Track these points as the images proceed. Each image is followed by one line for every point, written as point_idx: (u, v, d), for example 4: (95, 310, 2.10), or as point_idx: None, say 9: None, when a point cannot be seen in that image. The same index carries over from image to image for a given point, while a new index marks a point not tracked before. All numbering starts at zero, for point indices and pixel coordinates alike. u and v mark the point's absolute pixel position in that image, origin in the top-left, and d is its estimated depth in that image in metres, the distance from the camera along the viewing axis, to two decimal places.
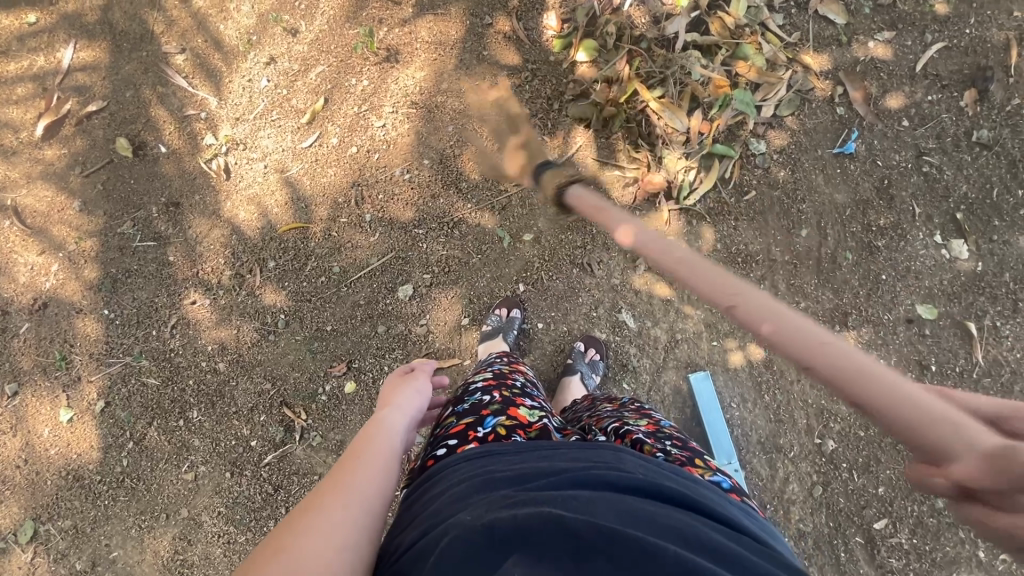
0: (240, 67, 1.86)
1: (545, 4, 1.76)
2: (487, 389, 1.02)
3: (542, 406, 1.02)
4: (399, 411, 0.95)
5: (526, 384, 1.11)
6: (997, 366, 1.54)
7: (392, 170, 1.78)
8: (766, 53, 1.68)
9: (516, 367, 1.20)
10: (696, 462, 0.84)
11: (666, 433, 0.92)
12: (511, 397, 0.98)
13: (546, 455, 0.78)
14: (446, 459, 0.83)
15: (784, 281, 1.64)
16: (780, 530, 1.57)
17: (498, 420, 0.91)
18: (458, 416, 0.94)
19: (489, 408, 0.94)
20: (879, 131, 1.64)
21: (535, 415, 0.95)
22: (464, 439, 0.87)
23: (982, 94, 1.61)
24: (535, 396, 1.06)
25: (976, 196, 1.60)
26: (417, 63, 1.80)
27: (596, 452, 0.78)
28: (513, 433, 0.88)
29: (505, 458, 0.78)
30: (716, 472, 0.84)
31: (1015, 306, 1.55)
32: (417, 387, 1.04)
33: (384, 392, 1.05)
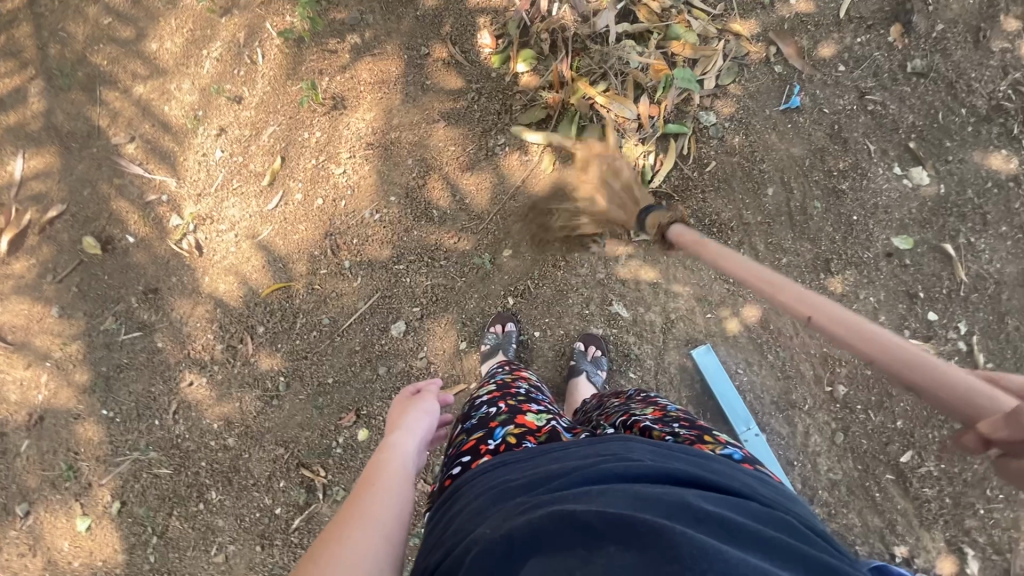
0: (192, 144, 1.87)
1: (476, 24, 1.80)
2: (492, 401, 1.03)
3: (549, 409, 1.03)
4: (408, 432, 0.95)
5: (530, 389, 1.12)
6: (981, 280, 1.58)
7: (361, 213, 1.79)
8: (696, 28, 1.72)
9: (519, 375, 1.21)
10: (705, 439, 0.85)
11: (673, 416, 0.92)
12: (516, 405, 0.99)
13: (559, 455, 0.79)
14: (462, 476, 0.84)
15: (762, 242, 1.67)
16: (811, 483, 1.59)
17: (506, 429, 0.91)
18: (468, 432, 0.95)
19: (496, 419, 0.95)
20: (819, 80, 1.69)
21: (543, 419, 0.96)
22: (477, 454, 0.88)
23: (906, 27, 1.67)
24: (540, 400, 1.07)
25: (923, 123, 1.65)
26: (365, 105, 1.82)
27: (605, 445, 0.79)
28: (523, 440, 0.88)
29: (518, 464, 0.79)
30: (728, 446, 0.84)
31: (985, 219, 1.60)
32: (425, 409, 1.03)
33: (392, 413, 1.05)
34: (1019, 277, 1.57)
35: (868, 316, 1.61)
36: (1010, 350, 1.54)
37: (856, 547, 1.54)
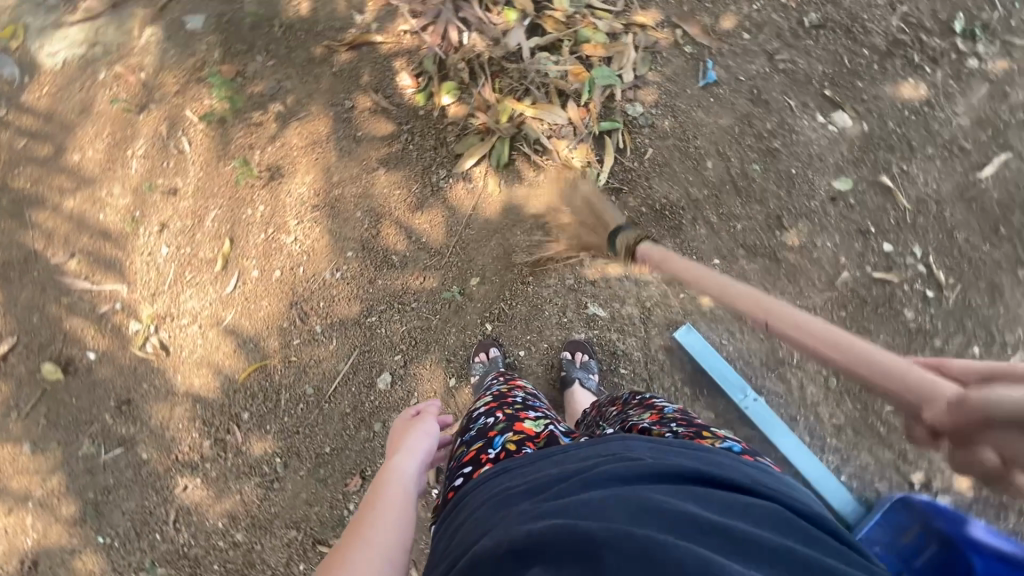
0: (136, 245, 1.83)
1: (393, 67, 1.81)
2: (489, 411, 1.04)
3: (546, 414, 1.06)
4: (409, 453, 0.97)
5: (526, 397, 1.13)
6: (921, 203, 1.65)
7: (321, 275, 1.77)
8: (603, 28, 1.78)
9: (514, 384, 1.21)
10: (703, 435, 0.86)
11: (670, 416, 0.93)
12: (513, 414, 1.01)
13: (558, 458, 0.79)
14: (465, 486, 0.85)
15: (714, 213, 1.71)
16: (819, 433, 1.61)
17: (505, 437, 0.94)
18: (467, 444, 0.96)
19: (495, 429, 0.97)
20: (729, 52, 1.76)
21: (541, 424, 0.99)
22: (478, 464, 0.90)
23: None
24: (537, 408, 1.08)
25: (833, 70, 1.73)
26: (302, 169, 1.82)
27: (604, 445, 0.79)
28: (523, 446, 0.91)
29: (519, 472, 0.79)
30: (726, 439, 0.86)
31: (911, 146, 1.68)
32: (425, 431, 1.05)
33: (396, 434, 1.08)
34: (954, 192, 1.65)
35: (830, 261, 1.66)
36: (965, 262, 1.62)
37: (876, 484, 1.58)
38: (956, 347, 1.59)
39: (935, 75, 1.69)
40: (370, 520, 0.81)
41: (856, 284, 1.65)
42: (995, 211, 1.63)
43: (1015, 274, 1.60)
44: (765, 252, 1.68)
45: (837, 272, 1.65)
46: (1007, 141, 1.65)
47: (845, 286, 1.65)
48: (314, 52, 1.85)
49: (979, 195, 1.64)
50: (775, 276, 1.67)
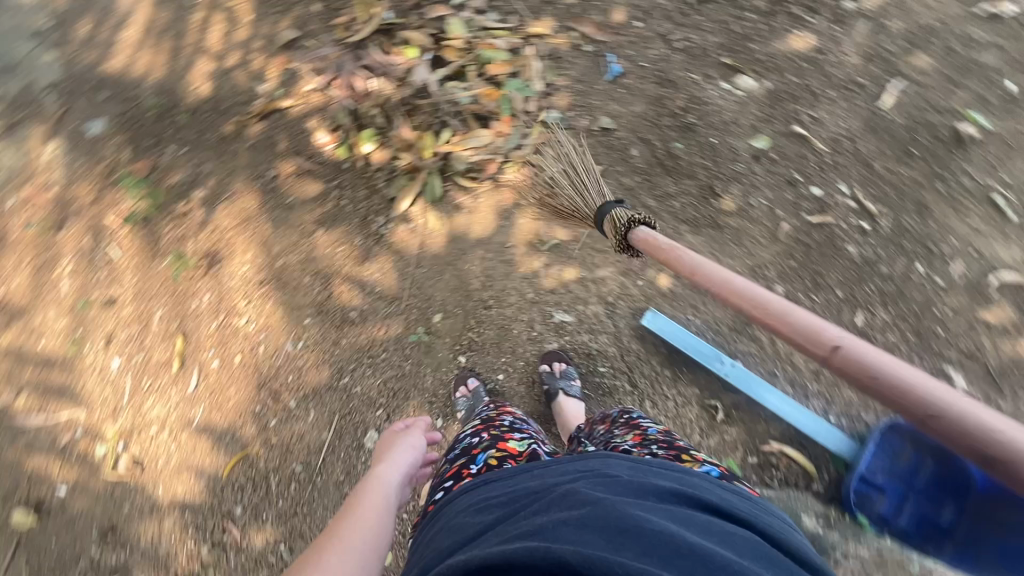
0: (84, 366, 1.75)
1: (308, 128, 1.81)
2: (476, 431, 1.07)
3: (532, 434, 1.08)
4: (393, 464, 1.12)
5: (515, 420, 1.14)
6: (835, 144, 1.74)
7: (284, 349, 1.74)
8: (502, 46, 1.81)
9: (503, 411, 1.19)
10: (682, 458, 0.92)
11: (652, 439, 0.99)
12: (499, 434, 1.04)
13: (539, 472, 0.82)
14: (444, 497, 0.89)
15: (650, 197, 1.76)
16: (799, 381, 1.66)
17: (487, 454, 0.97)
18: (451, 461, 1.00)
19: (479, 447, 1.00)
20: (627, 43, 1.82)
21: (525, 444, 1.02)
22: (459, 478, 0.93)
23: None
24: (526, 429, 1.10)
25: (726, 38, 1.80)
26: (239, 248, 1.78)
27: (584, 462, 0.82)
28: (504, 462, 0.94)
29: (500, 486, 0.82)
30: (704, 464, 0.91)
31: (813, 93, 1.76)
32: (411, 443, 1.20)
33: (383, 445, 1.22)
34: (863, 126, 1.74)
35: (768, 216, 1.72)
36: (888, 189, 1.71)
37: (864, 416, 1.63)
38: (901, 268, 1.67)
39: (818, 23, 1.79)
40: (356, 508, 0.97)
41: (797, 232, 1.71)
42: (903, 135, 1.72)
43: (936, 188, 1.69)
44: (706, 222, 1.74)
45: (777, 225, 1.72)
46: (898, 69, 1.75)
47: (787, 237, 1.72)
48: (225, 130, 1.82)
49: (885, 124, 1.73)
50: (721, 242, 1.73)
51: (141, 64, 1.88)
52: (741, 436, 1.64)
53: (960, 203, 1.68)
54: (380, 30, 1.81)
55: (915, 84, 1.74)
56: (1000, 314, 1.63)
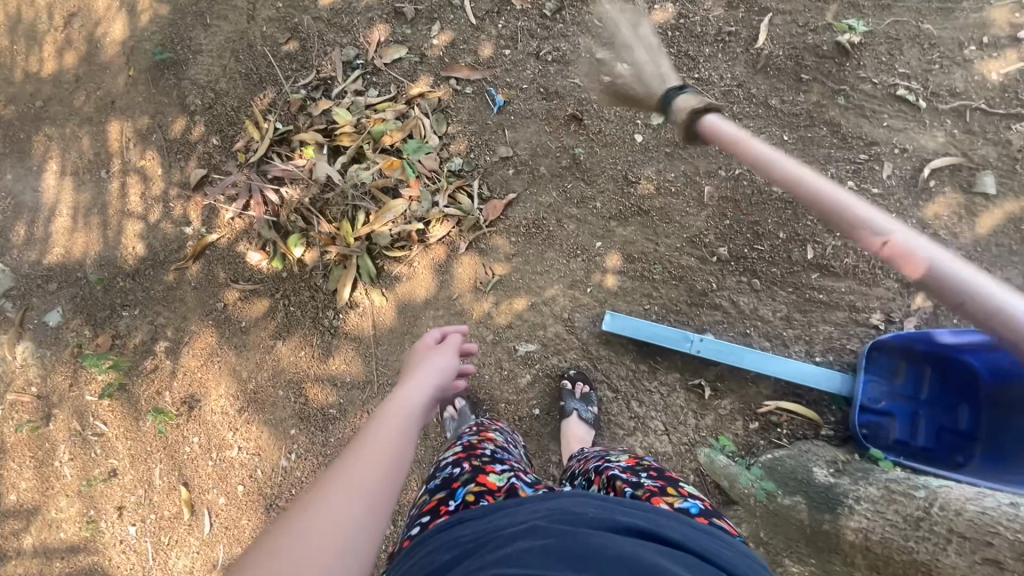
0: (105, 541, 1.81)
1: (240, 252, 1.88)
2: (456, 462, 1.07)
3: (513, 467, 1.08)
4: (422, 379, 1.01)
5: (496, 449, 1.16)
6: (729, 94, 1.74)
7: (279, 465, 1.77)
8: (389, 116, 1.87)
9: (486, 435, 1.24)
10: (667, 491, 0.95)
11: (644, 466, 1.05)
12: (479, 466, 1.04)
13: (509, 512, 0.80)
14: (416, 538, 0.86)
15: (573, 206, 1.77)
16: (775, 333, 1.62)
17: (466, 488, 0.96)
18: (431, 493, 0.99)
19: (459, 480, 0.99)
20: (502, 72, 1.87)
21: (504, 477, 1.00)
22: (435, 514, 0.91)
23: None
24: (506, 460, 1.11)
25: (592, 35, 1.84)
26: (211, 384, 1.84)
27: (556, 501, 0.80)
28: (480, 498, 0.92)
29: (471, 526, 0.79)
30: (687, 498, 0.94)
31: (691, 56, 1.78)
32: (440, 362, 1.07)
33: (414, 361, 1.12)
34: (749, 70, 1.74)
35: (689, 186, 1.73)
36: (793, 119, 1.70)
37: (850, 346, 1.58)
38: None
39: None
40: (371, 431, 0.81)
41: (722, 191, 1.71)
42: (789, 65, 1.72)
43: (840, 104, 1.68)
44: (632, 212, 1.74)
45: (700, 190, 1.72)
46: (762, 6, 1.77)
47: (714, 198, 1.71)
48: (168, 279, 1.91)
49: (768, 61, 1.73)
50: (653, 225, 1.72)
51: (77, 247, 1.99)
52: (736, 406, 1.59)
53: (869, 109, 1.66)
54: (275, 142, 1.91)
55: (783, 14, 1.75)
56: (946, 202, 1.59)
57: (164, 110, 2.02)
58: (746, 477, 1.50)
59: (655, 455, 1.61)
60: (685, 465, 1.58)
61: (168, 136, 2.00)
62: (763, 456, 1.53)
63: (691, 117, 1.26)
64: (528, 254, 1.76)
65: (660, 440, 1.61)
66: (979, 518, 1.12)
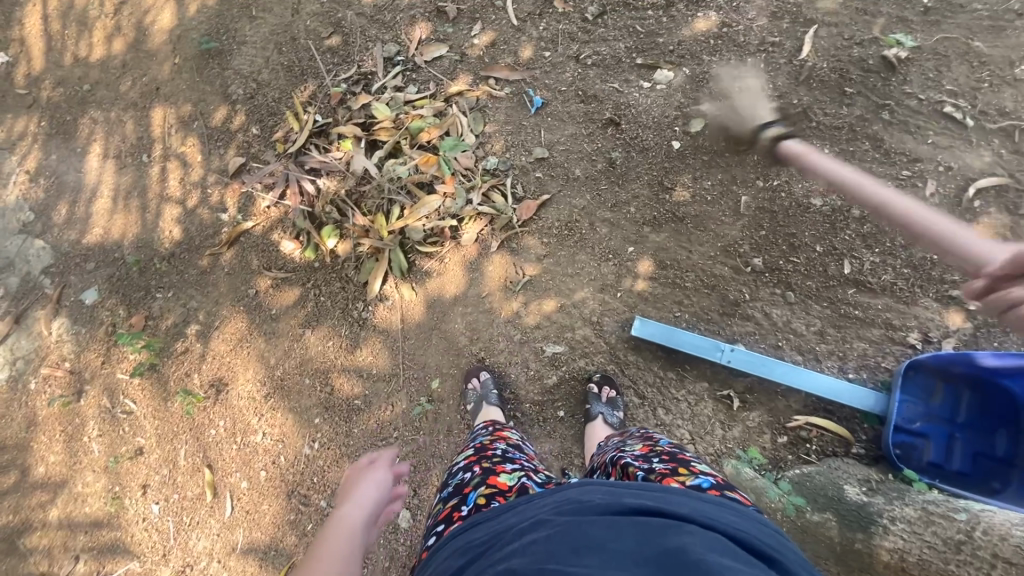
0: (128, 519, 1.84)
1: (273, 240, 1.91)
2: (468, 466, 1.06)
3: (525, 466, 1.05)
4: (354, 506, 0.99)
5: (508, 448, 1.14)
6: (769, 105, 1.73)
7: (303, 453, 1.78)
8: (427, 113, 1.88)
9: (499, 435, 1.22)
10: (678, 472, 0.92)
11: (657, 452, 1.02)
12: (490, 468, 1.02)
13: (518, 510, 0.79)
14: (433, 547, 0.85)
15: (607, 210, 1.76)
16: (808, 347, 1.60)
17: (478, 492, 0.94)
18: (444, 501, 0.98)
19: (470, 485, 0.98)
20: (541, 74, 1.88)
21: (515, 477, 0.98)
22: (450, 521, 0.90)
23: None
24: (517, 458, 1.09)
25: (633, 40, 1.85)
26: (239, 369, 1.86)
27: (563, 492, 0.78)
28: (492, 500, 0.90)
29: (483, 526, 0.79)
30: (700, 475, 0.90)
31: (732, 66, 1.77)
32: (374, 483, 1.04)
33: (351, 477, 1.10)
34: (791, 81, 1.73)
35: (725, 195, 1.72)
36: (835, 132, 1.68)
37: (884, 365, 1.55)
38: None
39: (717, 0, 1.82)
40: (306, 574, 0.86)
41: (758, 202, 1.69)
42: (833, 77, 1.71)
43: (883, 118, 1.66)
44: (666, 218, 1.73)
45: (736, 200, 1.70)
46: (807, 18, 1.76)
47: (750, 208, 1.70)
48: (202, 264, 1.94)
49: (811, 73, 1.72)
50: (686, 232, 1.71)
51: (116, 228, 2.03)
52: (765, 418, 1.57)
53: (914, 125, 1.64)
54: (314, 134, 1.93)
55: (829, 26, 1.74)
56: (990, 222, 1.56)
57: (207, 98, 2.06)
58: (773, 491, 1.47)
59: None
60: None
61: (209, 123, 2.04)
62: (790, 470, 1.51)
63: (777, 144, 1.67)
64: (560, 256, 1.76)
65: (685, 449, 1.59)
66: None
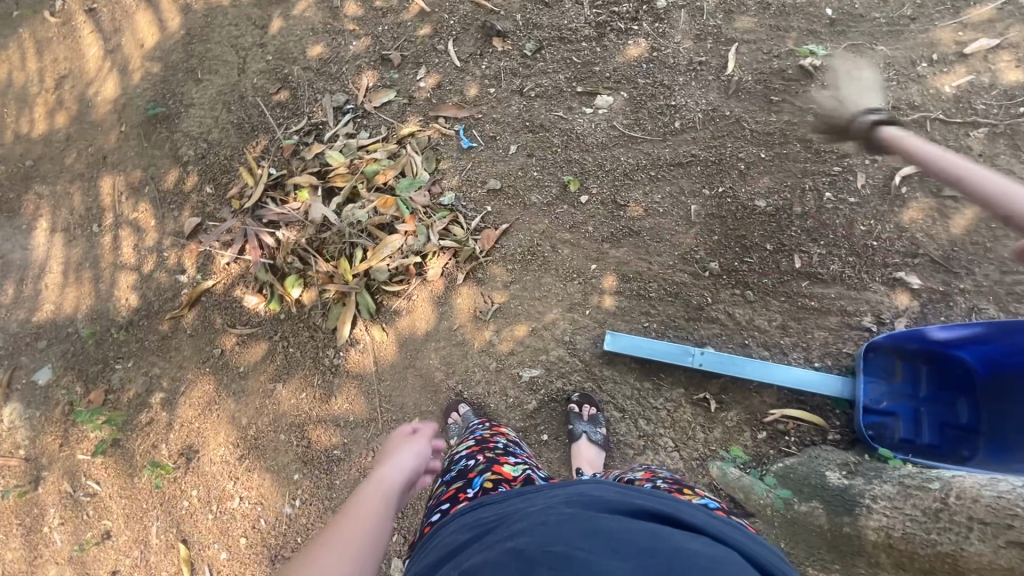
0: None
1: (236, 296, 1.87)
2: (471, 454, 1.06)
3: (527, 461, 1.07)
4: (397, 463, 1.06)
5: (509, 444, 1.15)
6: (705, 118, 1.84)
7: (283, 513, 1.71)
8: (381, 156, 1.92)
9: (497, 431, 1.23)
10: (683, 490, 0.95)
11: (659, 477, 1.04)
12: (494, 458, 1.03)
13: (528, 496, 0.79)
14: (439, 521, 0.84)
15: (565, 232, 1.81)
16: (773, 342, 1.65)
17: (483, 477, 0.95)
18: (448, 484, 0.97)
19: (475, 471, 0.98)
20: (488, 109, 1.95)
21: (519, 468, 1.00)
22: (456, 500, 0.89)
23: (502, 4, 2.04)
24: (519, 454, 1.11)
25: (572, 71, 1.94)
26: (209, 432, 1.79)
27: (575, 486, 0.78)
28: (499, 485, 0.91)
29: (491, 507, 0.79)
30: (704, 497, 0.93)
31: (665, 86, 1.88)
32: (417, 448, 1.13)
33: (388, 447, 1.16)
34: (722, 95, 1.85)
35: (676, 205, 1.79)
36: (767, 138, 1.79)
37: (846, 350, 1.61)
38: (812, 202, 1.73)
39: (644, 28, 1.95)
40: (362, 499, 0.91)
41: (707, 209, 1.77)
42: (759, 88, 1.83)
43: (809, 121, 1.78)
44: (623, 233, 1.79)
45: (686, 209, 1.78)
46: (728, 37, 1.89)
47: (701, 216, 1.77)
48: (163, 329, 1.88)
49: (739, 86, 1.84)
50: (644, 244, 1.77)
51: (69, 302, 1.97)
52: (743, 416, 1.60)
53: None
54: (270, 187, 1.94)
55: (748, 43, 1.88)
56: (919, 207, 1.68)
57: (157, 163, 2.05)
58: (760, 486, 1.49)
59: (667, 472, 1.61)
60: (698, 480, 1.57)
61: (161, 187, 2.03)
62: (774, 465, 1.54)
63: (872, 129, 1.35)
64: (526, 281, 1.79)
65: (671, 457, 1.61)
66: (995, 503, 1.10)
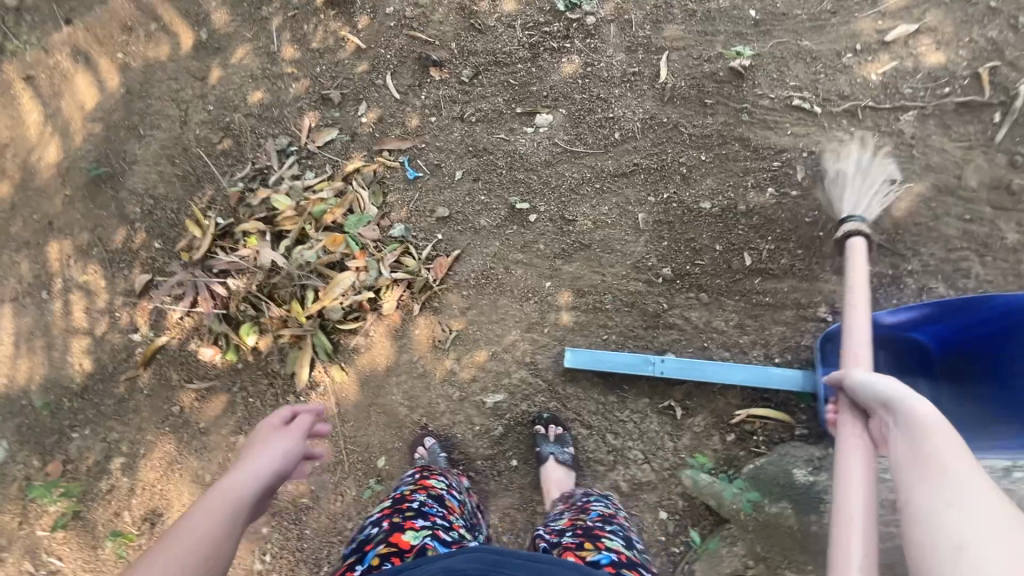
0: None
1: (190, 349, 1.84)
2: (378, 520, 1.00)
3: (438, 523, 1.00)
4: (254, 465, 0.96)
5: (427, 501, 1.09)
6: (643, 128, 1.86)
7: (253, 567, 1.69)
8: (328, 196, 1.92)
9: (423, 484, 1.18)
10: (583, 546, 0.95)
11: (575, 526, 1.04)
12: (398, 523, 0.97)
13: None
14: None
15: (517, 253, 1.81)
16: (732, 342, 1.65)
17: (376, 551, 0.90)
18: (343, 560, 0.93)
19: (372, 541, 0.94)
20: (431, 138, 1.96)
21: (420, 534, 0.94)
22: None
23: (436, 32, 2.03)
24: (432, 514, 1.04)
25: (509, 94, 1.96)
26: (174, 493, 1.76)
27: (447, 561, 0.76)
28: (385, 562, 0.87)
29: None
30: (602, 550, 0.94)
31: (602, 102, 1.90)
32: (282, 447, 1.03)
33: (254, 439, 1.06)
34: (658, 103, 1.87)
35: (624, 215, 1.80)
36: (705, 142, 1.81)
37: (804, 343, 1.62)
38: (755, 199, 1.74)
39: (576, 44, 1.95)
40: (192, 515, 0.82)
41: (654, 216, 1.78)
42: (693, 93, 1.85)
43: (744, 120, 1.81)
44: (574, 248, 1.79)
45: (634, 218, 1.79)
46: (658, 46, 1.90)
47: (648, 224, 1.78)
48: (119, 392, 1.84)
49: (673, 92, 1.87)
50: (594, 256, 1.77)
51: (21, 373, 1.92)
52: (709, 420, 1.59)
53: (772, 121, 1.79)
54: (217, 237, 1.92)
55: (678, 50, 1.89)
56: None
57: (103, 223, 2.03)
58: (729, 491, 1.51)
59: (639, 485, 1.59)
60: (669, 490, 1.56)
61: (109, 247, 2.00)
62: (744, 467, 1.54)
63: None
64: (482, 305, 1.78)
65: (641, 469, 1.60)
66: None
